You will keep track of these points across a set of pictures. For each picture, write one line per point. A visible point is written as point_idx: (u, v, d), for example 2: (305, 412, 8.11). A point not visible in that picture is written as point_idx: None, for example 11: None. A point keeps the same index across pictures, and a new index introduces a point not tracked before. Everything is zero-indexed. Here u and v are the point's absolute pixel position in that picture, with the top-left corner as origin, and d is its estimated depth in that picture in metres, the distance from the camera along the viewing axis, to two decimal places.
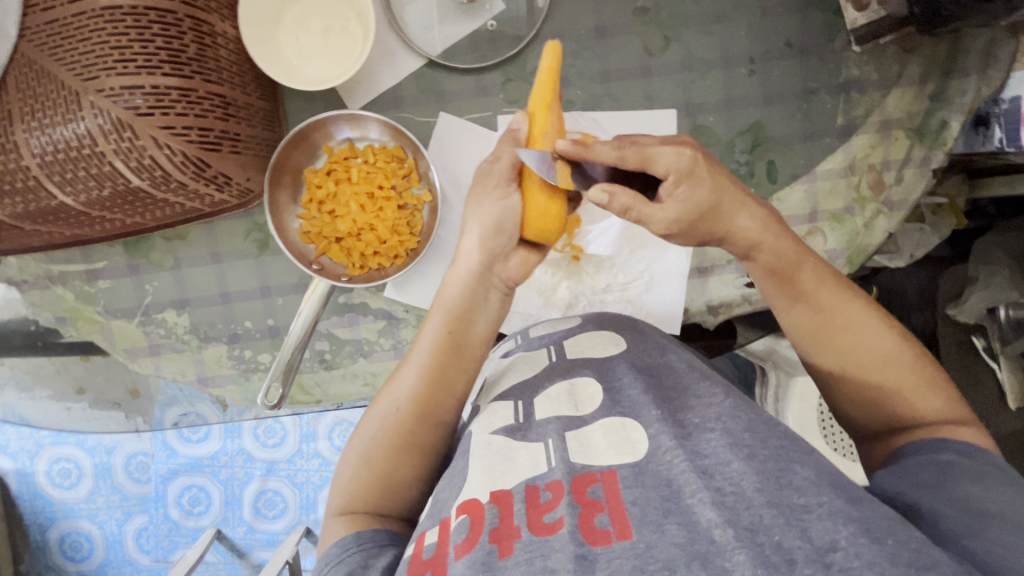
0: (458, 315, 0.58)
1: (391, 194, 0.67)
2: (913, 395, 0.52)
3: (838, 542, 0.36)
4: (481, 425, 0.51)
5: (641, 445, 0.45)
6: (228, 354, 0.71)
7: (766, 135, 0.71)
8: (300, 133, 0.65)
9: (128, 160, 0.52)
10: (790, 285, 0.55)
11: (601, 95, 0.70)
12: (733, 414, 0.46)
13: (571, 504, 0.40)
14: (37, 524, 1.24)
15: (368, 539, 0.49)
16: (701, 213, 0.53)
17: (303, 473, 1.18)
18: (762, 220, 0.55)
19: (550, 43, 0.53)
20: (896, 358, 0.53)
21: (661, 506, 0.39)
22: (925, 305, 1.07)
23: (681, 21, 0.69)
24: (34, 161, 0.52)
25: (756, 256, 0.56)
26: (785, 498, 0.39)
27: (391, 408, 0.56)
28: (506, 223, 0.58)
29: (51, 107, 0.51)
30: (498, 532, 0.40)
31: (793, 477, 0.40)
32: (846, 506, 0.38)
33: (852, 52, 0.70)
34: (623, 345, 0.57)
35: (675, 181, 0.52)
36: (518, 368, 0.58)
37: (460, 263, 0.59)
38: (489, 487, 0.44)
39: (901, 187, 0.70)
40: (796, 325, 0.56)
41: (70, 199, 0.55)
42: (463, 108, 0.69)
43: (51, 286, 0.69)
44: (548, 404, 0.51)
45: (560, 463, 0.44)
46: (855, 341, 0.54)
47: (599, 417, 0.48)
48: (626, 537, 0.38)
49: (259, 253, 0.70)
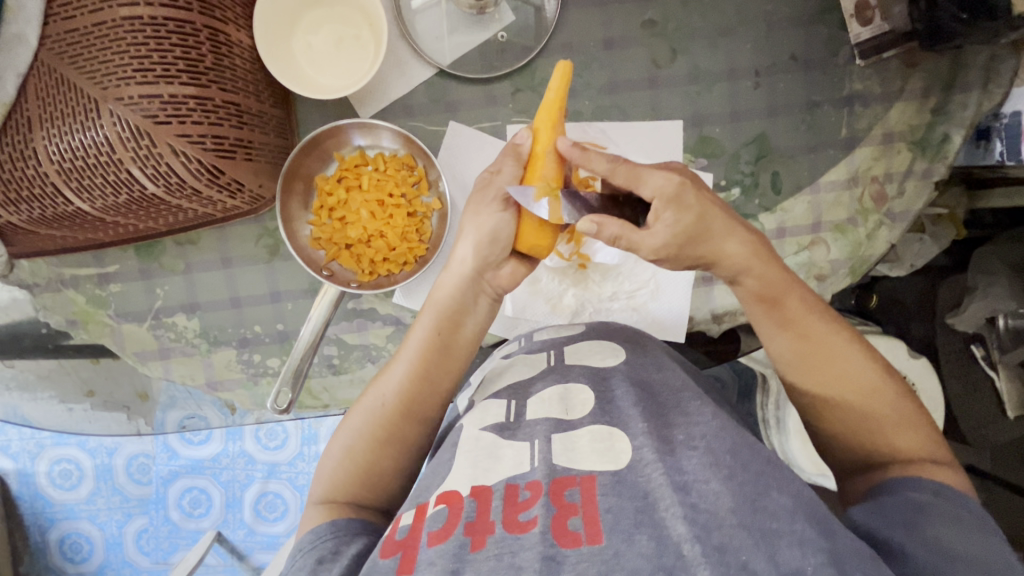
0: (447, 316, 0.60)
1: (401, 202, 0.68)
2: (893, 430, 0.53)
3: (805, 569, 0.37)
4: (472, 420, 0.53)
5: (624, 455, 0.45)
6: (237, 358, 0.72)
7: (770, 147, 0.72)
8: (314, 141, 0.66)
9: (145, 167, 0.53)
10: (780, 314, 0.56)
11: (608, 105, 0.71)
12: (718, 435, 0.46)
13: (547, 505, 0.41)
14: (38, 525, 1.24)
15: (341, 527, 0.49)
16: (689, 238, 0.54)
17: (305, 475, 1.19)
18: (751, 246, 0.55)
19: (561, 64, 0.56)
20: (878, 391, 0.54)
21: (634, 517, 0.40)
22: (926, 314, 1.07)
23: (688, 34, 0.70)
24: (52, 167, 0.53)
25: (742, 281, 0.56)
26: (757, 522, 0.39)
27: (378, 401, 0.57)
28: (501, 235, 0.60)
29: (70, 114, 0.52)
30: (473, 525, 0.41)
31: (768, 502, 0.41)
32: (817, 537, 0.39)
33: (856, 66, 0.71)
34: (622, 357, 0.58)
35: (661, 206, 0.53)
36: (517, 368, 0.59)
37: (454, 268, 0.61)
38: (470, 481, 0.45)
39: (902, 199, 0.71)
40: (782, 354, 0.57)
41: (86, 205, 0.56)
42: (472, 117, 0.70)
43: (63, 289, 0.70)
44: (539, 406, 0.52)
45: (542, 465, 0.45)
46: (843, 372, 0.54)
47: (586, 424, 0.49)
48: (596, 542, 0.39)
49: (270, 258, 0.71)
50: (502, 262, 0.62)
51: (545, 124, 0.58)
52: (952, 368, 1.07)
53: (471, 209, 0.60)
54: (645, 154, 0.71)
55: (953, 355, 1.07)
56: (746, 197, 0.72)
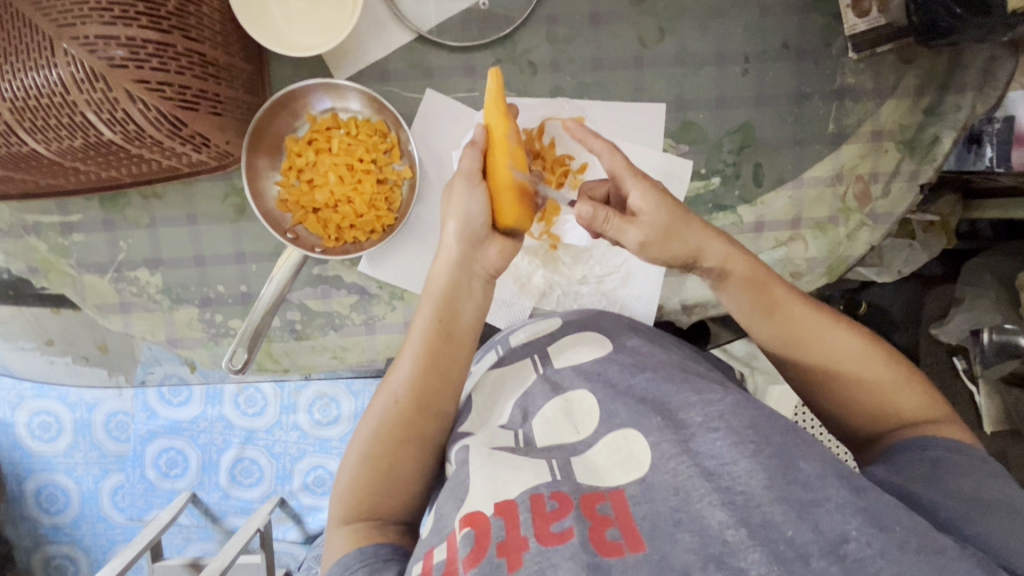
0: (444, 302, 0.59)
1: (370, 167, 0.66)
2: (891, 394, 0.54)
3: (849, 532, 0.39)
4: (478, 440, 0.52)
5: (644, 456, 0.47)
6: (199, 317, 0.71)
7: (754, 137, 0.70)
8: (280, 100, 0.64)
9: (101, 112, 0.52)
10: (764, 301, 0.57)
11: (591, 83, 0.69)
12: (735, 412, 0.47)
13: (580, 517, 0.43)
14: (13, 474, 1.25)
15: (370, 552, 0.50)
16: (668, 234, 0.55)
17: (280, 443, 1.19)
18: (731, 241, 0.57)
19: (494, 68, 0.56)
20: (870, 360, 0.55)
21: (672, 517, 0.42)
22: (908, 325, 1.06)
23: (678, 14, 0.68)
24: (5, 105, 0.51)
25: (729, 274, 0.57)
26: (794, 493, 0.42)
27: (390, 401, 0.57)
28: (474, 212, 0.59)
29: (24, 51, 0.50)
30: (506, 544, 0.41)
31: (799, 473, 0.43)
32: (853, 497, 0.41)
33: (849, 59, 0.69)
34: (609, 348, 0.59)
35: (642, 202, 0.55)
36: (509, 384, 0.59)
37: (443, 253, 0.60)
38: (491, 498, 0.44)
39: (887, 201, 0.70)
40: (773, 337, 0.58)
41: (42, 147, 0.55)
42: (449, 85, 0.68)
43: (25, 236, 0.69)
44: (547, 428, 0.53)
45: (567, 478, 0.46)
46: (830, 351, 0.56)
47: (600, 438, 0.51)
48: (638, 549, 0.41)
49: (236, 218, 0.69)
50: (488, 240, 0.60)
51: (495, 116, 0.58)
52: (933, 379, 1.06)
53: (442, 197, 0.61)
54: (626, 138, 0.69)
55: (933, 364, 1.06)
56: (725, 187, 0.70)
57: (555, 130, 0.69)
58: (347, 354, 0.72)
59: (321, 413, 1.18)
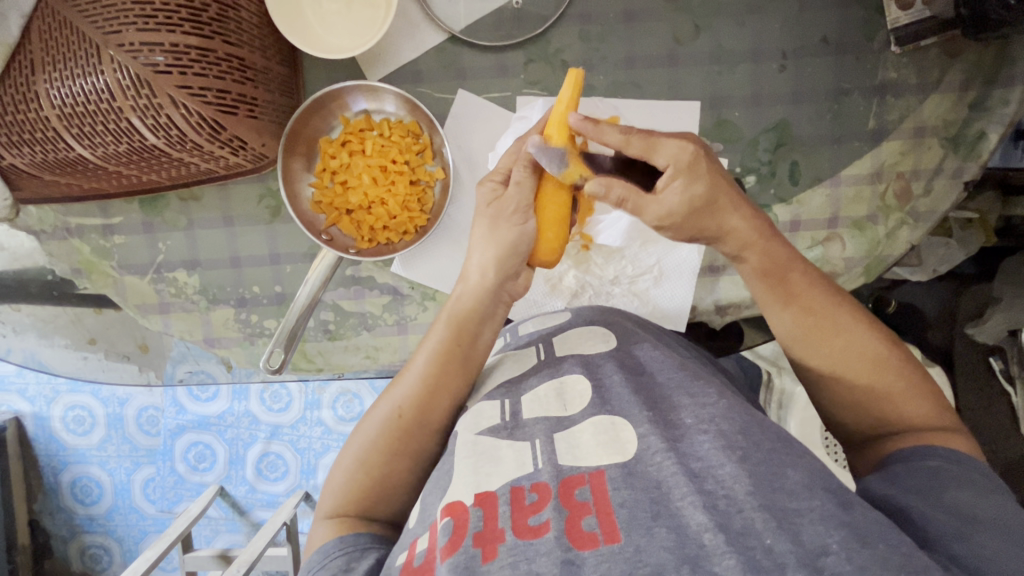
0: (462, 326, 0.58)
1: (403, 169, 0.67)
2: (900, 400, 0.51)
3: (829, 546, 0.34)
4: (466, 425, 0.49)
5: (630, 446, 0.43)
6: (235, 317, 0.72)
7: (791, 134, 0.69)
8: (318, 103, 0.66)
9: (145, 118, 0.53)
10: (782, 288, 0.54)
11: (624, 81, 0.68)
12: (727, 416, 0.43)
13: (558, 508, 0.39)
14: (50, 466, 1.28)
15: (350, 542, 0.48)
16: (696, 209, 0.52)
17: (306, 439, 1.21)
18: (755, 222, 0.53)
19: (573, 72, 0.56)
20: (885, 362, 0.51)
21: (650, 509, 0.38)
22: (944, 324, 1.01)
23: (714, 10, 0.67)
24: (53, 112, 0.53)
25: (745, 258, 0.54)
26: (777, 502, 0.37)
27: (391, 412, 0.55)
28: (522, 247, 0.59)
29: (72, 58, 0.51)
30: (482, 535, 0.38)
31: (784, 481, 0.39)
32: (837, 511, 0.37)
33: (891, 53, 0.67)
34: (613, 343, 0.55)
35: (672, 174, 0.51)
36: (506, 367, 0.56)
37: (471, 279, 0.59)
38: (473, 489, 0.42)
39: (929, 199, 0.67)
40: (787, 329, 0.54)
41: (88, 152, 0.56)
42: (482, 86, 0.69)
43: (69, 237, 0.71)
44: (536, 404, 0.49)
45: (547, 466, 0.42)
46: (848, 345, 0.52)
47: (588, 418, 0.47)
48: (614, 541, 0.37)
49: (271, 219, 0.70)
50: (519, 272, 0.61)
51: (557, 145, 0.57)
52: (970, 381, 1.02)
53: (487, 218, 0.59)
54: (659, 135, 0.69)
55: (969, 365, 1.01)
56: (760, 186, 0.69)
57: None
58: (379, 354, 0.72)
59: (345, 409, 1.20)
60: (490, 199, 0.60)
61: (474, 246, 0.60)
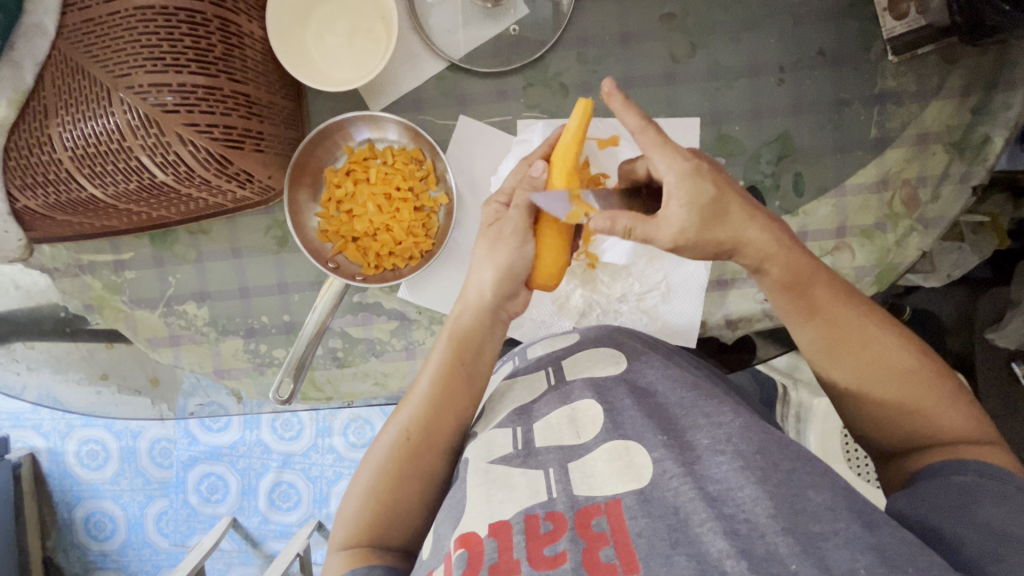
0: (465, 342, 0.58)
1: (408, 196, 0.68)
2: (934, 412, 0.49)
3: (857, 571, 0.34)
4: (477, 452, 0.48)
5: (646, 472, 0.42)
6: (244, 347, 0.72)
7: (793, 146, 0.68)
8: (322, 133, 0.66)
9: (154, 155, 0.54)
10: (806, 301, 0.52)
11: (622, 101, 0.69)
12: (744, 435, 0.42)
13: (574, 539, 0.38)
14: (64, 502, 1.27)
15: None
16: (709, 217, 0.50)
17: (317, 467, 1.20)
18: (773, 233, 0.51)
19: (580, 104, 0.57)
20: (914, 374, 0.50)
21: (669, 536, 0.38)
22: (963, 330, 0.98)
23: (709, 28, 0.68)
24: (66, 154, 0.54)
25: (766, 272, 0.52)
26: (800, 525, 0.36)
27: (398, 436, 0.54)
28: (519, 269, 0.59)
29: (84, 101, 0.53)
30: (498, 567, 0.38)
31: (807, 503, 0.38)
32: (862, 533, 0.36)
33: (889, 62, 0.67)
34: (623, 364, 0.54)
35: (677, 186, 0.50)
36: (517, 391, 0.55)
37: (471, 297, 0.59)
38: (487, 519, 0.41)
39: (937, 205, 0.67)
40: (811, 343, 0.53)
41: (99, 191, 0.57)
42: (483, 112, 0.70)
43: (81, 274, 0.72)
44: (549, 432, 0.48)
45: (563, 496, 0.42)
46: (876, 357, 0.50)
47: (600, 442, 0.45)
48: (633, 572, 0.36)
49: (279, 249, 0.71)
50: (518, 292, 0.61)
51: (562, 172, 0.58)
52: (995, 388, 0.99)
53: (487, 240, 0.60)
54: None
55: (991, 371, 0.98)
56: (765, 199, 0.69)
57: (592, 150, 0.67)
58: (388, 380, 0.72)
59: (356, 435, 1.19)
60: (492, 220, 0.61)
61: (477, 266, 0.60)
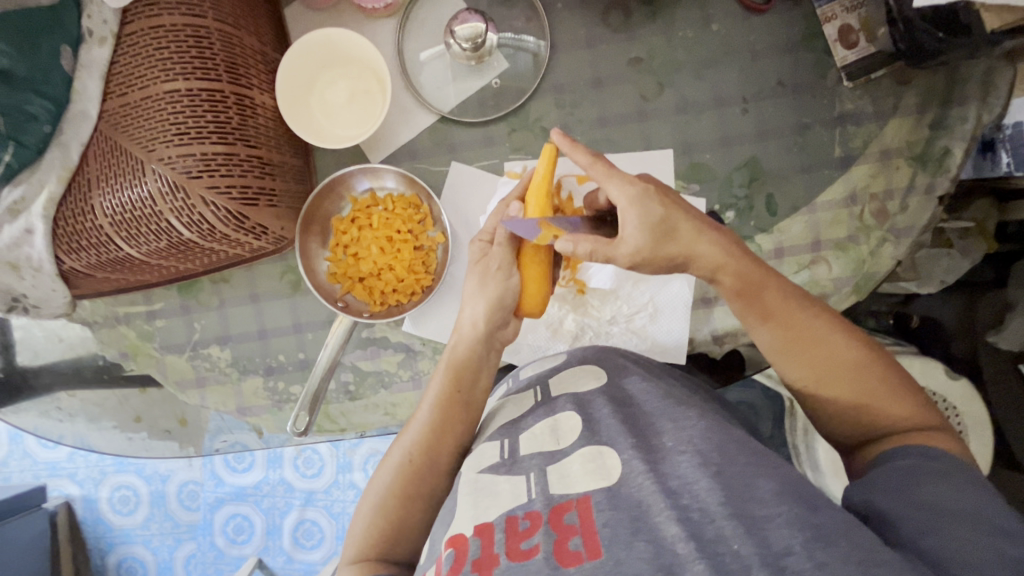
0: (461, 371, 0.63)
1: (407, 237, 0.74)
2: (889, 402, 0.52)
3: (793, 547, 0.37)
4: (470, 465, 0.53)
5: (615, 471, 0.46)
6: (263, 385, 0.78)
7: (762, 169, 0.73)
8: (328, 187, 0.74)
9: (182, 217, 0.61)
10: (758, 306, 0.55)
11: (599, 138, 0.75)
12: (705, 436, 0.46)
13: (548, 532, 0.42)
14: (97, 548, 1.32)
15: None
16: (661, 235, 0.55)
17: (339, 503, 1.23)
18: (723, 245, 0.55)
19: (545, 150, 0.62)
20: (868, 367, 0.53)
21: (631, 525, 0.41)
22: (965, 335, 0.99)
23: (674, 68, 0.74)
24: (107, 220, 0.62)
25: (719, 281, 0.56)
26: (747, 510, 0.39)
27: (402, 460, 0.59)
28: (508, 300, 0.65)
29: (122, 174, 0.61)
30: (480, 562, 0.41)
31: (756, 491, 0.41)
32: (804, 513, 0.39)
33: (845, 87, 0.72)
34: (604, 379, 0.58)
35: (629, 211, 0.55)
36: (508, 409, 0.59)
37: (465, 329, 0.65)
38: (473, 520, 0.45)
39: (906, 215, 0.70)
40: (769, 344, 0.56)
41: (134, 251, 0.64)
42: (473, 157, 0.76)
43: (117, 325, 0.79)
44: (533, 441, 0.52)
45: (540, 495, 0.45)
46: (830, 355, 0.54)
47: (577, 448, 0.49)
48: (597, 556, 0.39)
49: (292, 292, 0.78)
50: (508, 320, 0.67)
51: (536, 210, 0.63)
52: (1007, 392, 0.98)
53: (477, 274, 0.66)
54: None
55: (1000, 375, 0.98)
56: (740, 220, 0.73)
57: (570, 185, 0.72)
58: (398, 410, 0.77)
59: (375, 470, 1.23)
60: (479, 255, 0.67)
61: (468, 300, 0.65)
